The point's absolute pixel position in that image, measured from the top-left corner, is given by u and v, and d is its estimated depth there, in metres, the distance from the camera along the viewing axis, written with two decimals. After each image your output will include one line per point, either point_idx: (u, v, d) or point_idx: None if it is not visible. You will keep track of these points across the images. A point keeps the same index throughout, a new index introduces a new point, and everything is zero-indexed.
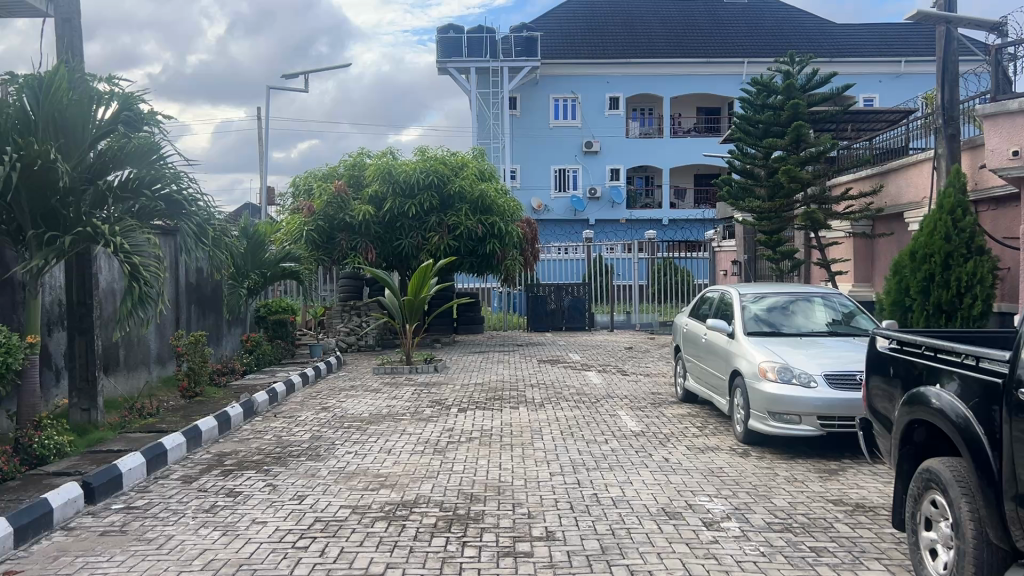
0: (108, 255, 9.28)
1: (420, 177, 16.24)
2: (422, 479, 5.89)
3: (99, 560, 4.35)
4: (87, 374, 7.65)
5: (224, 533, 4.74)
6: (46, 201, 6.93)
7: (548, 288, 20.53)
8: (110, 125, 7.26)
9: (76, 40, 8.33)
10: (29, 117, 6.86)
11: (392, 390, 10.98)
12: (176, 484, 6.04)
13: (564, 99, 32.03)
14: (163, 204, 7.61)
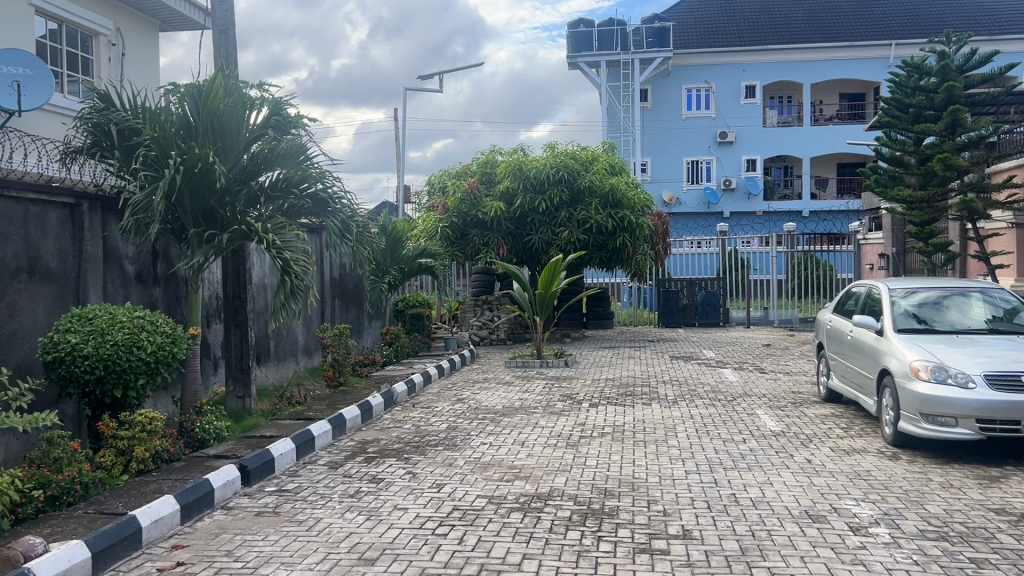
0: (260, 252, 9.83)
1: (550, 172, 16.30)
2: (557, 473, 5.93)
3: (255, 539, 4.63)
4: (241, 364, 8.17)
5: (368, 518, 4.94)
6: (205, 202, 7.43)
7: (680, 283, 20.09)
8: (261, 128, 7.70)
9: (232, 50, 8.87)
10: (190, 124, 7.37)
11: (525, 384, 11.11)
12: (323, 470, 6.34)
13: (697, 90, 31.35)
14: (310, 203, 7.99)
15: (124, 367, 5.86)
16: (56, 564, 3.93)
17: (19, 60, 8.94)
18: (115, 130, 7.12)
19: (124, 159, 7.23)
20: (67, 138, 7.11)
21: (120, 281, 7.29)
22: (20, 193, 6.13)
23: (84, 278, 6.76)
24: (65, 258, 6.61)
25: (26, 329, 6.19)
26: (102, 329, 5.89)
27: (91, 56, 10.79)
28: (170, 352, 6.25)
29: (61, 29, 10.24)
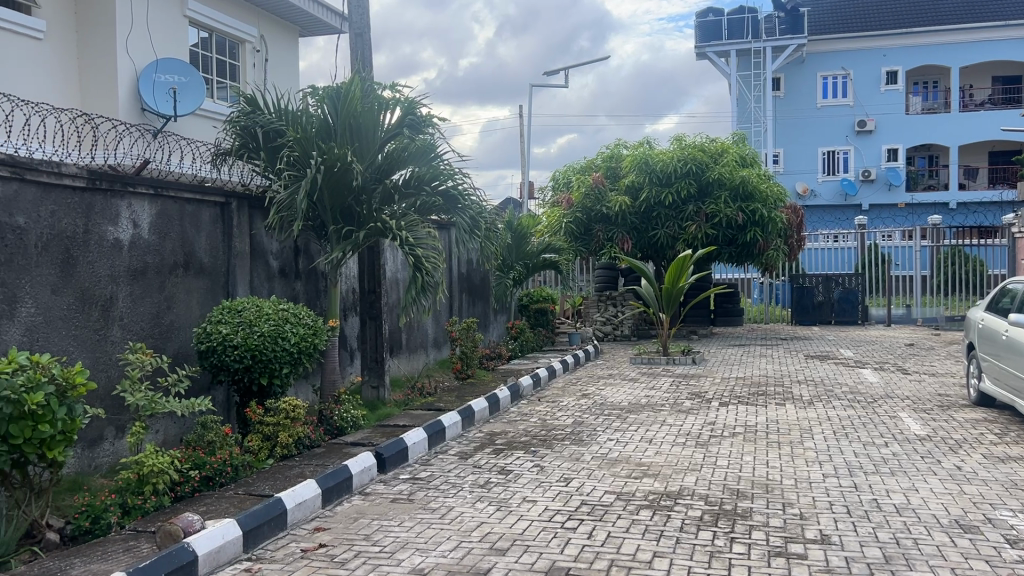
0: (394, 248, 10.15)
1: (677, 165, 16.02)
2: (687, 471, 5.84)
3: (391, 524, 4.80)
4: (376, 355, 8.48)
5: (498, 508, 5.02)
6: (343, 199, 7.73)
7: (816, 279, 19.34)
8: (396, 128, 7.92)
9: (368, 52, 9.19)
10: (329, 125, 7.69)
11: (651, 381, 10.98)
12: (454, 459, 6.50)
13: (834, 77, 30.02)
14: (441, 200, 8.16)
15: (270, 357, 6.19)
16: (210, 540, 4.21)
17: (174, 68, 9.68)
18: (261, 132, 7.52)
19: (269, 159, 7.61)
20: (218, 140, 7.57)
21: (264, 275, 7.71)
22: (178, 193, 6.57)
23: (233, 272, 7.19)
24: (217, 253, 7.06)
25: (183, 320, 6.64)
26: (250, 321, 6.23)
27: (238, 63, 11.43)
28: (312, 343, 6.55)
29: (212, 37, 10.91)
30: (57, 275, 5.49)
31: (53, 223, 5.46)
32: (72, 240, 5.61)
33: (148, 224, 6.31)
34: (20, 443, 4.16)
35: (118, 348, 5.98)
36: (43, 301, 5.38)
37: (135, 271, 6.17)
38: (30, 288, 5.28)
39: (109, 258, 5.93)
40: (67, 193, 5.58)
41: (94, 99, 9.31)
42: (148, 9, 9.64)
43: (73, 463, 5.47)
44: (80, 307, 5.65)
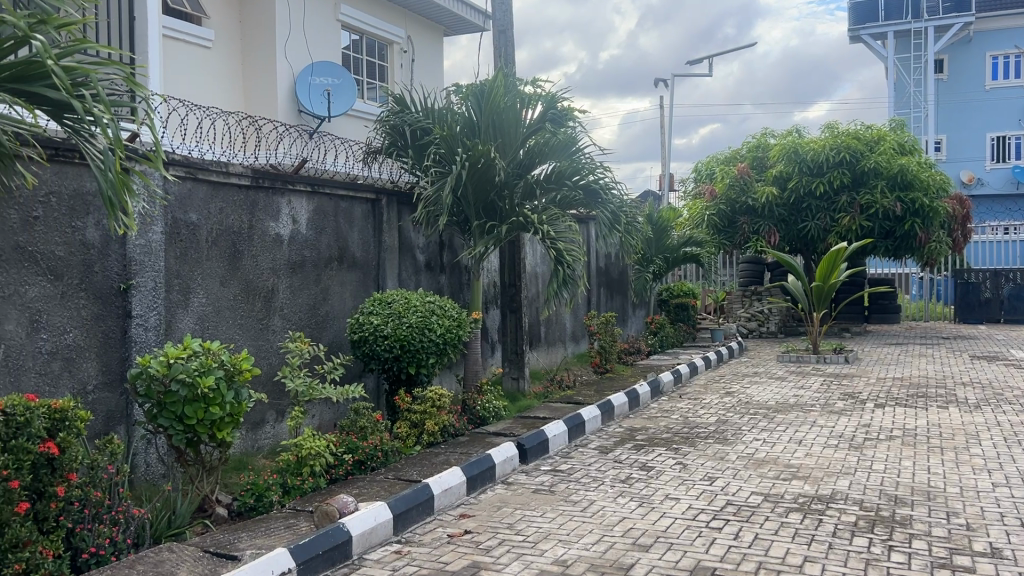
0: (533, 241, 10.23)
1: (829, 154, 15.29)
2: (839, 475, 5.59)
3: (534, 515, 4.86)
4: (516, 347, 8.61)
5: (641, 505, 4.98)
6: (486, 195, 7.87)
7: (983, 274, 18.03)
8: (538, 123, 7.96)
9: (511, 49, 9.30)
10: (473, 122, 7.83)
11: (800, 379, 10.59)
12: (595, 454, 6.50)
13: (1005, 56, 27.82)
14: (582, 193, 8.15)
15: (416, 347, 6.39)
16: (364, 522, 4.42)
17: (330, 71, 10.13)
18: (409, 131, 7.75)
19: (416, 157, 7.84)
20: (369, 139, 7.88)
21: (412, 269, 7.98)
22: (332, 190, 6.89)
23: (383, 266, 7.47)
24: (368, 248, 7.36)
25: (337, 311, 6.97)
26: (399, 312, 6.46)
27: (387, 64, 11.84)
28: (456, 335, 6.71)
29: (362, 40, 11.36)
30: (225, 268, 5.88)
31: (221, 219, 5.85)
32: (238, 235, 5.99)
33: (306, 220, 6.65)
34: (193, 423, 4.50)
35: (279, 337, 6.35)
36: (213, 292, 5.78)
37: (294, 265, 6.52)
38: (201, 280, 5.68)
39: (271, 252, 6.30)
40: (234, 191, 5.96)
41: (256, 102, 9.90)
42: (304, 15, 10.16)
43: (239, 444, 5.87)
44: (245, 298, 6.04)
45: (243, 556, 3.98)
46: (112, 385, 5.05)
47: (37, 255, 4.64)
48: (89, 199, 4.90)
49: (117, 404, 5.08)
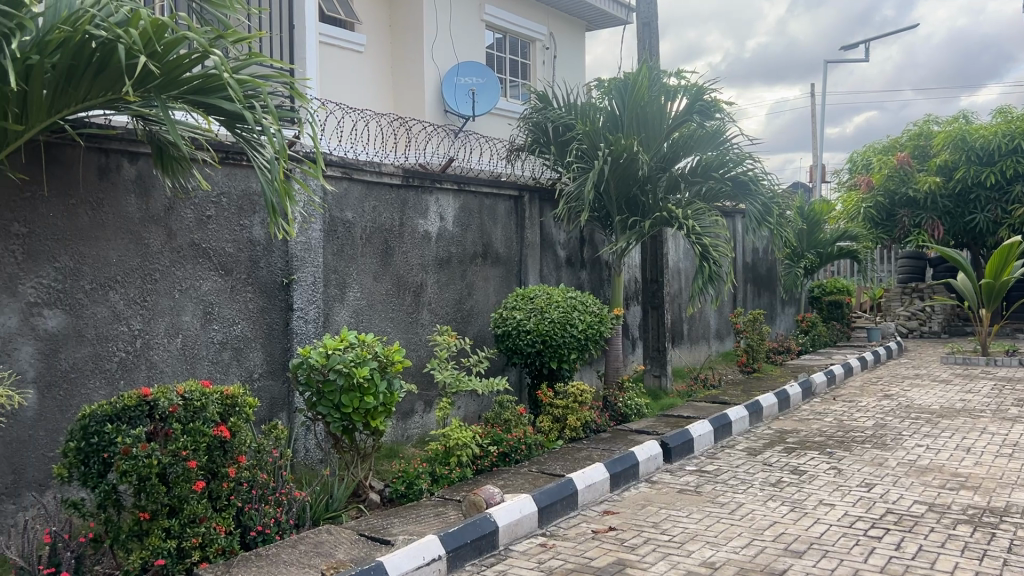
0: (676, 237, 10.05)
1: (1002, 141, 14.14)
2: (1015, 487, 5.17)
3: (680, 515, 4.78)
4: (659, 345, 8.49)
5: (793, 509, 4.80)
6: (629, 189, 7.78)
7: None
8: (684, 115, 7.75)
9: (656, 41, 9.16)
10: (616, 117, 7.75)
11: (968, 383, 9.88)
12: (742, 455, 6.31)
13: None
14: (729, 186, 7.91)
15: (559, 342, 6.41)
16: (510, 514, 4.49)
17: (475, 71, 10.29)
18: (551, 127, 7.78)
19: (559, 153, 7.85)
20: (512, 137, 7.96)
21: (553, 265, 8.04)
22: (478, 188, 7.02)
23: (525, 262, 7.55)
24: (511, 244, 7.47)
25: (481, 306, 7.11)
26: (542, 308, 6.50)
27: (529, 62, 11.93)
28: (599, 330, 6.68)
29: (506, 39, 11.51)
30: (377, 264, 6.11)
31: (373, 217, 6.09)
32: (389, 233, 6.22)
33: (452, 218, 6.82)
34: (349, 412, 4.70)
35: (426, 330, 6.54)
36: (366, 287, 6.02)
37: (441, 261, 6.70)
38: (356, 275, 5.94)
39: (420, 249, 6.49)
40: (386, 191, 6.18)
41: (405, 104, 10.23)
42: (451, 16, 10.40)
43: (390, 433, 6.10)
44: (396, 293, 6.27)
45: (395, 541, 4.14)
46: (275, 373, 5.37)
47: (210, 252, 4.99)
48: (256, 199, 5.22)
49: (279, 391, 5.41)
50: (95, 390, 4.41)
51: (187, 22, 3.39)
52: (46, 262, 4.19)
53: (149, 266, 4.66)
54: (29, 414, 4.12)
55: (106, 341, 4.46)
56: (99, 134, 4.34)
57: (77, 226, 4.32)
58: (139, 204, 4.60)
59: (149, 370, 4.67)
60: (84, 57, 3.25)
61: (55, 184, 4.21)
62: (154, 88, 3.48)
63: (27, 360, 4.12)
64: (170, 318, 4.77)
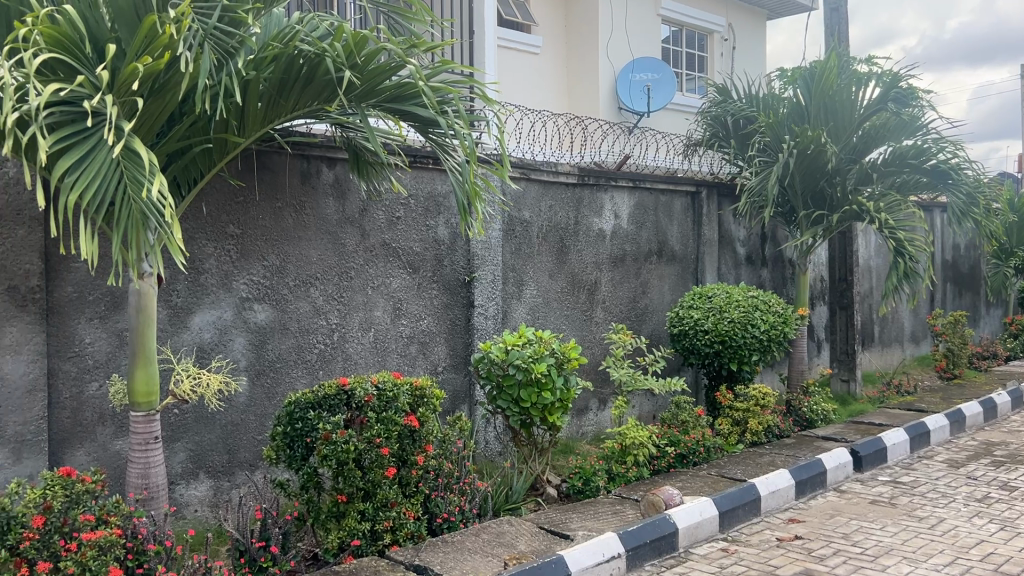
0: (866, 233, 9.49)
1: None
2: None
3: (873, 527, 4.53)
4: (847, 347, 8.07)
5: (1003, 528, 4.42)
6: (816, 182, 7.41)
7: None
8: (878, 103, 7.26)
9: (845, 27, 8.69)
10: (802, 107, 7.38)
11: None
12: (943, 467, 5.88)
13: None
14: (928, 177, 7.36)
15: (740, 343, 6.21)
16: (691, 516, 4.43)
17: (650, 67, 10.13)
18: (731, 121, 7.55)
19: (739, 146, 7.60)
20: (690, 132, 7.82)
21: (732, 262, 7.83)
22: (654, 185, 6.95)
23: (702, 259, 7.40)
24: (688, 241, 7.34)
25: (657, 304, 7.04)
26: (721, 307, 6.34)
27: (707, 54, 11.66)
28: (782, 332, 6.40)
29: (682, 32, 11.30)
30: (554, 262, 6.20)
31: (550, 216, 6.17)
32: (566, 231, 6.29)
33: (628, 215, 6.79)
34: (528, 406, 4.79)
35: (602, 328, 6.56)
36: (543, 284, 6.13)
37: (616, 258, 6.69)
38: (533, 273, 6.05)
39: (595, 246, 6.52)
40: (562, 190, 6.25)
41: (580, 103, 10.27)
42: (627, 12, 10.33)
43: (566, 429, 6.17)
44: (571, 290, 6.33)
45: (575, 536, 4.18)
46: (457, 367, 5.59)
47: (399, 251, 5.25)
48: (440, 200, 5.45)
49: (461, 384, 5.63)
50: (298, 379, 4.76)
51: (386, 34, 3.58)
52: (256, 261, 4.56)
53: (345, 264, 4.97)
54: (241, 400, 4.51)
55: (307, 333, 4.80)
56: (302, 142, 4.68)
57: (283, 227, 4.67)
58: (337, 207, 4.92)
59: (345, 361, 4.99)
60: (293, 71, 3.52)
61: (264, 189, 4.58)
62: (355, 97, 3.71)
63: (240, 350, 4.51)
64: (363, 313, 5.07)
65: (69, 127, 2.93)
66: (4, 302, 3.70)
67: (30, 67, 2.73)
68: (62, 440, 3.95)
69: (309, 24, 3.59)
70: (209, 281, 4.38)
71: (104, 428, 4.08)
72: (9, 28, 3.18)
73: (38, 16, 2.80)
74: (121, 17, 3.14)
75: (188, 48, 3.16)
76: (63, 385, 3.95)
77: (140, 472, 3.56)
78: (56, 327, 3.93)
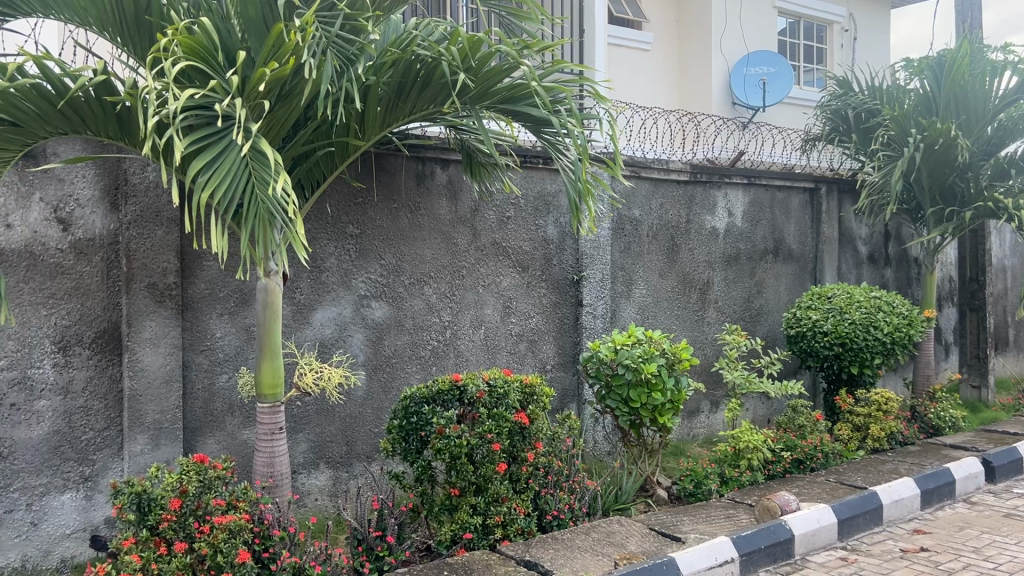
0: (1000, 230, 8.95)
1: None
2: None
3: (1007, 541, 4.28)
4: (978, 351, 7.64)
5: None
6: (945, 177, 7.01)
7: None
8: (1015, 93, 6.81)
9: (978, 15, 8.21)
10: (929, 99, 6.97)
11: None
12: None
13: None
14: None
15: (861, 345, 5.96)
16: (808, 523, 4.31)
17: (765, 60, 9.77)
18: (853, 114, 7.24)
19: (861, 141, 7.27)
20: (808, 127, 7.57)
21: (853, 261, 7.54)
22: (770, 182, 6.76)
23: (821, 259, 7.16)
24: (806, 240, 7.12)
25: (772, 304, 6.86)
26: (842, 308, 6.12)
27: (826, 46, 11.22)
28: (908, 334, 6.10)
29: (800, 24, 10.94)
30: (664, 261, 6.13)
31: (661, 214, 6.11)
32: (677, 230, 6.21)
33: (742, 213, 6.64)
34: (638, 407, 4.74)
35: (714, 329, 6.44)
36: (653, 284, 6.07)
37: (730, 258, 6.56)
38: (643, 272, 6.01)
39: (708, 245, 6.41)
40: (674, 187, 6.18)
41: (692, 100, 10.09)
42: (742, 5, 10.08)
43: (676, 431, 6.10)
44: (683, 290, 6.24)
45: (687, 538, 4.13)
46: (566, 366, 5.61)
47: (510, 250, 5.31)
48: (550, 200, 5.48)
49: (570, 383, 5.65)
50: (412, 374, 4.89)
51: (500, 36, 3.63)
52: (373, 259, 4.71)
53: (457, 263, 5.07)
54: (359, 394, 4.67)
55: (421, 330, 4.92)
56: (418, 144, 4.79)
57: (399, 227, 4.80)
58: (450, 207, 5.02)
59: (457, 357, 5.09)
60: (410, 75, 3.62)
61: (382, 190, 4.72)
62: (469, 99, 3.77)
63: (359, 346, 4.67)
64: (474, 311, 5.16)
65: (203, 130, 3.10)
66: (145, 298, 3.95)
67: (169, 74, 2.91)
68: (196, 427, 4.20)
69: (425, 29, 3.69)
70: (330, 280, 4.55)
71: (233, 418, 4.31)
72: (152, 41, 3.41)
73: (177, 27, 2.98)
74: (251, 29, 3.32)
75: (312, 55, 3.30)
76: (196, 376, 4.19)
77: (265, 461, 3.74)
78: (191, 322, 4.18)
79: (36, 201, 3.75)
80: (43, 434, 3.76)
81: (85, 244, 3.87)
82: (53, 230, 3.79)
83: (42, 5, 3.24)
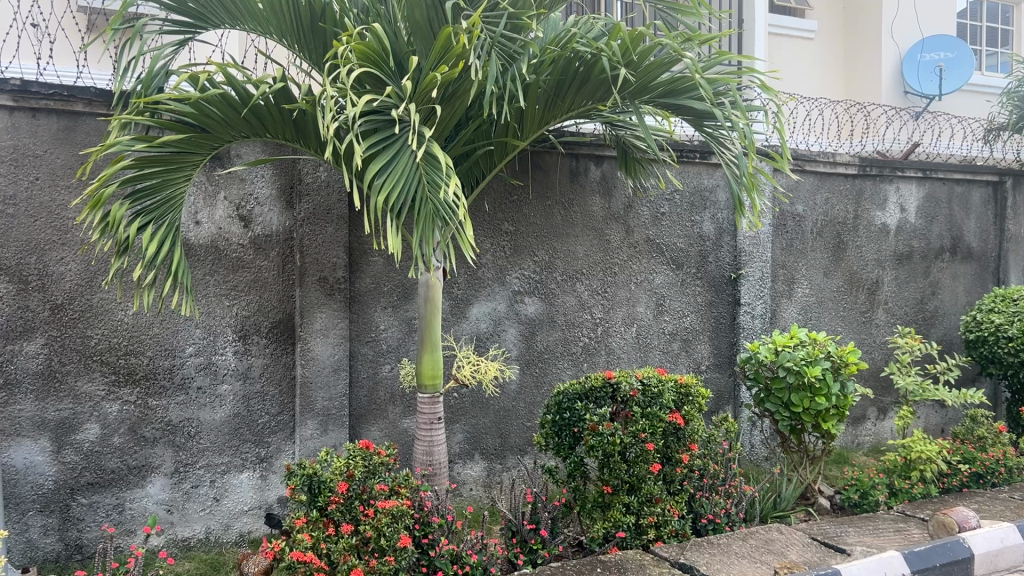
0: None
1: None
2: None
3: None
4: None
5: None
6: None
7: None
8: None
9: None
10: None
11: None
12: None
13: None
14: None
15: None
16: (990, 542, 4.01)
17: (944, 46, 9.08)
18: None
19: None
20: (992, 115, 6.99)
21: None
22: (947, 175, 6.31)
23: (1005, 257, 6.61)
24: (988, 237, 6.59)
25: (949, 306, 6.40)
26: None
27: (1012, 27, 10.30)
28: None
29: (982, 5, 10.14)
30: (829, 259, 5.86)
31: (827, 210, 5.84)
32: (843, 226, 5.91)
33: (916, 208, 6.23)
34: (799, 411, 4.55)
35: (883, 331, 6.09)
36: (817, 282, 5.81)
37: (901, 256, 6.17)
38: (806, 270, 5.76)
39: (878, 242, 6.07)
40: (841, 182, 5.88)
41: (859, 89, 9.57)
42: None
43: (840, 438, 5.83)
44: (849, 289, 5.94)
45: (852, 551, 3.92)
46: (722, 366, 5.47)
47: (664, 247, 5.24)
48: (707, 195, 5.36)
49: (726, 384, 5.50)
50: (564, 369, 4.92)
51: (662, 29, 3.56)
52: (528, 256, 4.77)
53: (611, 260, 5.04)
54: (513, 388, 4.74)
55: (574, 327, 4.94)
56: (573, 141, 4.80)
57: (553, 224, 4.84)
58: (603, 204, 5.00)
59: (609, 354, 5.07)
60: (569, 73, 3.62)
61: (537, 187, 4.77)
62: (629, 94, 3.73)
63: (513, 340, 4.75)
64: (626, 309, 5.13)
65: (377, 135, 3.23)
66: (316, 291, 4.17)
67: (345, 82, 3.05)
68: (361, 415, 4.40)
69: (585, 27, 3.68)
70: (486, 275, 4.65)
71: (394, 407, 4.49)
72: (325, 47, 3.58)
73: (352, 34, 3.10)
74: (418, 32, 3.42)
75: (477, 56, 3.36)
76: (362, 365, 4.40)
77: (425, 450, 3.87)
78: (357, 315, 4.39)
79: (221, 199, 4.04)
80: (225, 416, 4.05)
81: (263, 240, 4.13)
82: (235, 226, 4.07)
83: (230, 17, 3.48)
